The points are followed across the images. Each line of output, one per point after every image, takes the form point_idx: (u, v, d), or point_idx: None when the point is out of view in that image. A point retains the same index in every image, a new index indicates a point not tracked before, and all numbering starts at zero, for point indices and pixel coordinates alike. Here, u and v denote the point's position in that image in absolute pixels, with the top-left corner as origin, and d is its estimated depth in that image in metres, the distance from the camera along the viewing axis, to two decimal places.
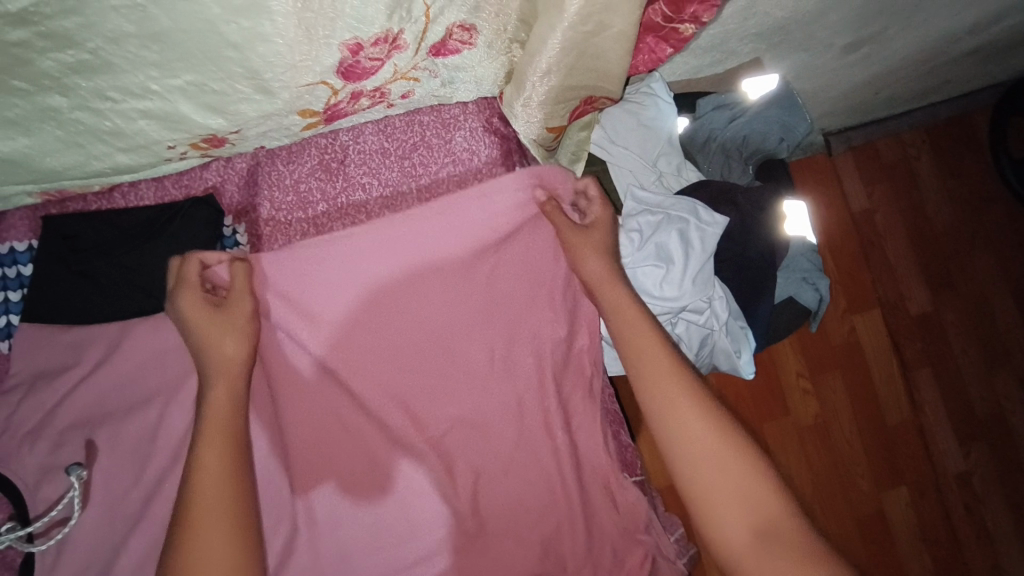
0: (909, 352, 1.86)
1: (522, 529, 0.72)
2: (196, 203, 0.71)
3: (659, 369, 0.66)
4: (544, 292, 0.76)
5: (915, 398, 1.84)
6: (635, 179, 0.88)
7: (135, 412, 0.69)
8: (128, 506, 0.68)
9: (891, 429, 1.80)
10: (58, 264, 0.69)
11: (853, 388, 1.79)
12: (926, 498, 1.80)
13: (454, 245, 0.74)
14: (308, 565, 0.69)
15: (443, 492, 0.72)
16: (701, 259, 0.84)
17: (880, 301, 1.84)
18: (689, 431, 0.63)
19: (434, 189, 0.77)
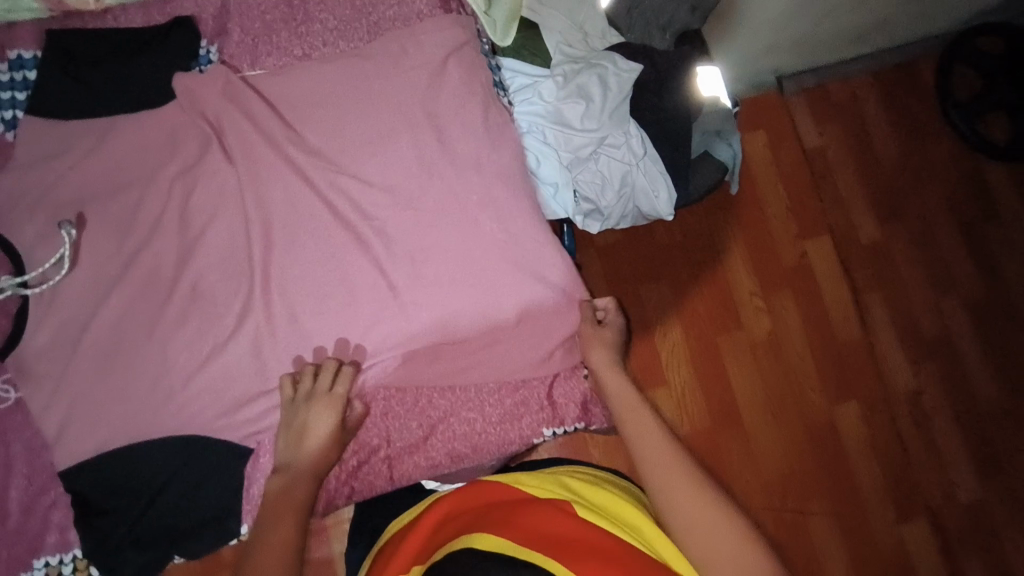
0: (860, 277, 1.97)
1: (449, 303, 0.84)
2: (178, 25, 0.85)
3: (607, 361, 0.91)
4: (474, 111, 0.89)
5: (865, 319, 1.94)
6: (562, 38, 1.02)
7: (119, 192, 0.82)
8: (110, 269, 0.80)
9: (841, 346, 1.90)
10: (56, 68, 0.82)
11: (804, 307, 1.89)
12: (877, 412, 1.90)
13: (395, 66, 0.88)
14: (258, 323, 0.82)
15: (380, 273, 0.84)
16: (617, 98, 0.97)
17: (830, 227, 1.96)
18: (649, 442, 0.84)
19: (380, 25, 0.90)
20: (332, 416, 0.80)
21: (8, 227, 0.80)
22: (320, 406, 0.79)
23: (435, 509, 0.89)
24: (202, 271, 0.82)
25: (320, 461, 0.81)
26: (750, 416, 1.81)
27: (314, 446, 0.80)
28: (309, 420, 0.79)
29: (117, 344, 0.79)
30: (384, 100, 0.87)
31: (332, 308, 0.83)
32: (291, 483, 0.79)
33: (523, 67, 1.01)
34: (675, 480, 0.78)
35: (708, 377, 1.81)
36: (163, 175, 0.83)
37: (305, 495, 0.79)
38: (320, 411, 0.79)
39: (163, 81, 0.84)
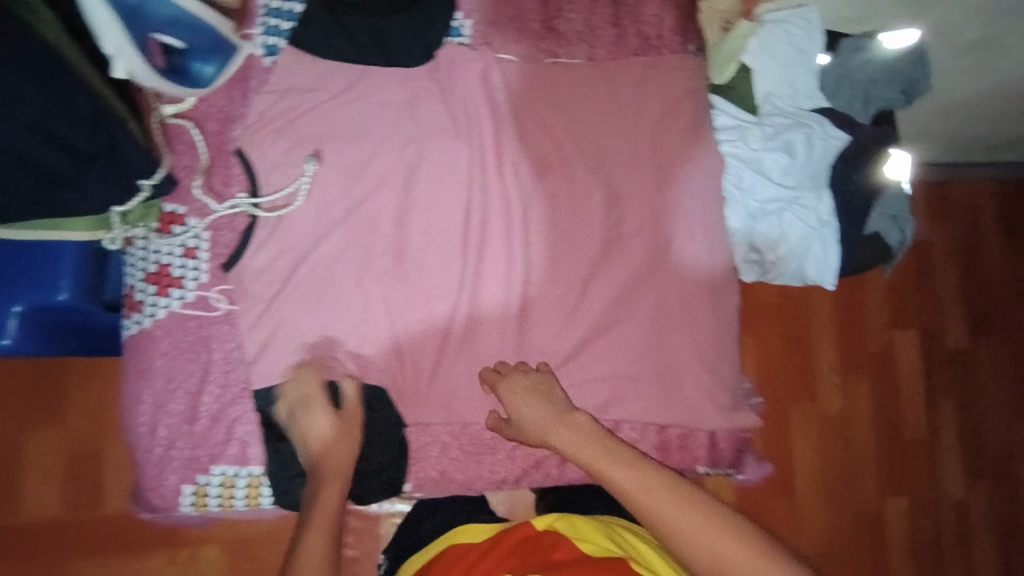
0: (938, 379, 1.96)
1: (625, 321, 0.91)
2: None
3: (546, 414, 0.79)
4: (694, 150, 0.92)
5: (934, 421, 1.93)
6: (774, 90, 1.03)
7: (355, 141, 0.85)
8: (337, 214, 0.84)
9: (906, 443, 1.90)
10: (324, 10, 0.85)
11: (880, 395, 1.89)
12: (925, 516, 1.89)
13: (629, 86, 0.91)
14: (456, 298, 0.85)
15: (576, 283, 0.90)
16: (819, 161, 1.00)
17: (920, 324, 1.96)
18: (651, 501, 0.68)
19: (624, 39, 0.92)
20: (332, 416, 0.76)
21: (248, 148, 0.82)
22: (315, 408, 0.77)
23: (502, 541, 0.82)
24: (415, 237, 0.85)
25: (336, 475, 0.73)
26: (804, 491, 1.82)
27: (326, 456, 0.74)
28: (312, 422, 0.76)
29: (326, 285, 0.82)
30: (612, 118, 0.91)
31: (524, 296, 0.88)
32: (313, 501, 0.71)
33: (730, 108, 1.02)
34: (701, 543, 0.65)
35: (772, 445, 1.82)
36: (398, 135, 0.86)
37: (332, 512, 0.71)
38: (322, 411, 0.76)
39: (420, 43, 0.87)
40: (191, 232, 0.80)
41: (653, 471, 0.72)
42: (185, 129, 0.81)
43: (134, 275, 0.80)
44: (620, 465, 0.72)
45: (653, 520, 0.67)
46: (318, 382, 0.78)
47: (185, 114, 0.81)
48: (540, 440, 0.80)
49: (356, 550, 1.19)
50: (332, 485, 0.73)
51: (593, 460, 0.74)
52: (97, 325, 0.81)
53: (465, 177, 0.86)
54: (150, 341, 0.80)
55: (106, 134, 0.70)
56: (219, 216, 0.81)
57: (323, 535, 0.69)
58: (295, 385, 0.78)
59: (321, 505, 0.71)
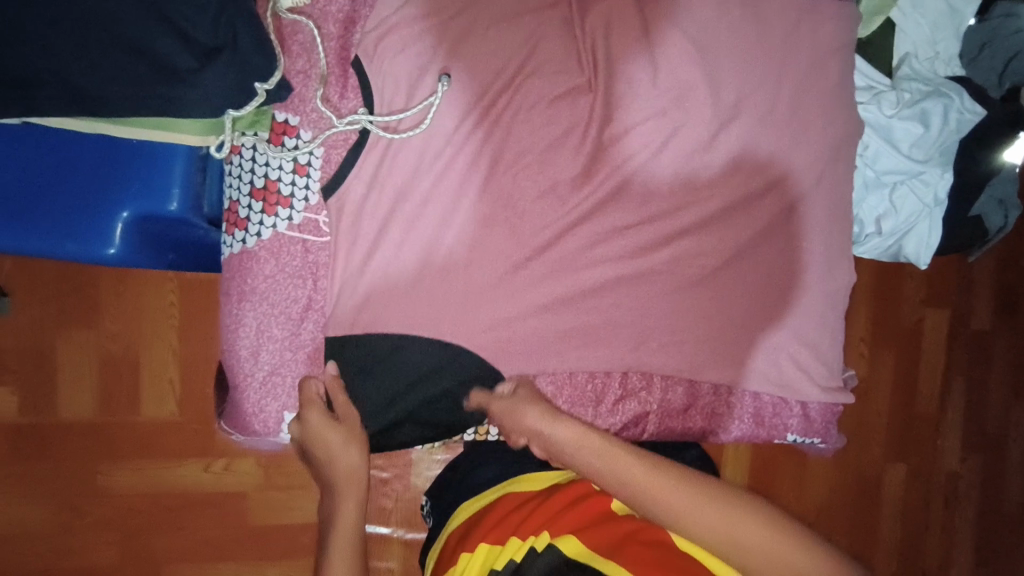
0: (956, 359, 1.80)
1: (731, 284, 0.85)
2: None
3: (541, 416, 0.73)
4: (839, 111, 0.84)
5: (945, 397, 1.81)
6: (913, 50, 0.97)
7: (481, 59, 0.74)
8: (461, 148, 0.74)
9: (910, 415, 1.79)
10: None
11: (901, 369, 1.77)
12: (918, 484, 1.83)
13: (783, 28, 0.82)
14: (570, 247, 0.79)
15: (691, 242, 0.83)
16: (952, 135, 0.94)
17: (954, 304, 1.77)
18: (666, 497, 0.63)
19: None
20: (357, 459, 0.75)
21: (369, 57, 0.72)
22: (329, 435, 0.74)
23: (552, 500, 0.72)
24: (534, 180, 0.77)
25: (352, 513, 0.76)
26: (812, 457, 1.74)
27: (342, 502, 0.76)
28: (337, 465, 0.75)
29: (435, 221, 0.75)
30: (756, 64, 0.81)
31: (636, 252, 0.81)
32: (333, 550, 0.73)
33: (865, 66, 0.96)
34: (717, 536, 0.61)
35: None
36: (527, 59, 0.76)
37: (353, 546, 0.74)
38: (344, 452, 0.74)
39: None
40: (304, 148, 0.71)
41: (664, 468, 0.66)
42: (297, 27, 0.71)
43: (238, 191, 0.71)
44: (621, 465, 0.67)
45: (672, 517, 0.63)
46: (324, 420, 0.74)
47: (301, 9, 0.71)
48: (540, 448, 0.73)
49: (390, 472, 1.15)
50: (341, 524, 0.75)
51: (590, 469, 0.68)
52: (191, 242, 0.73)
53: (593, 114, 0.78)
54: (254, 262, 0.72)
55: (228, 26, 0.62)
56: (335, 132, 0.72)
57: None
58: (318, 430, 0.74)
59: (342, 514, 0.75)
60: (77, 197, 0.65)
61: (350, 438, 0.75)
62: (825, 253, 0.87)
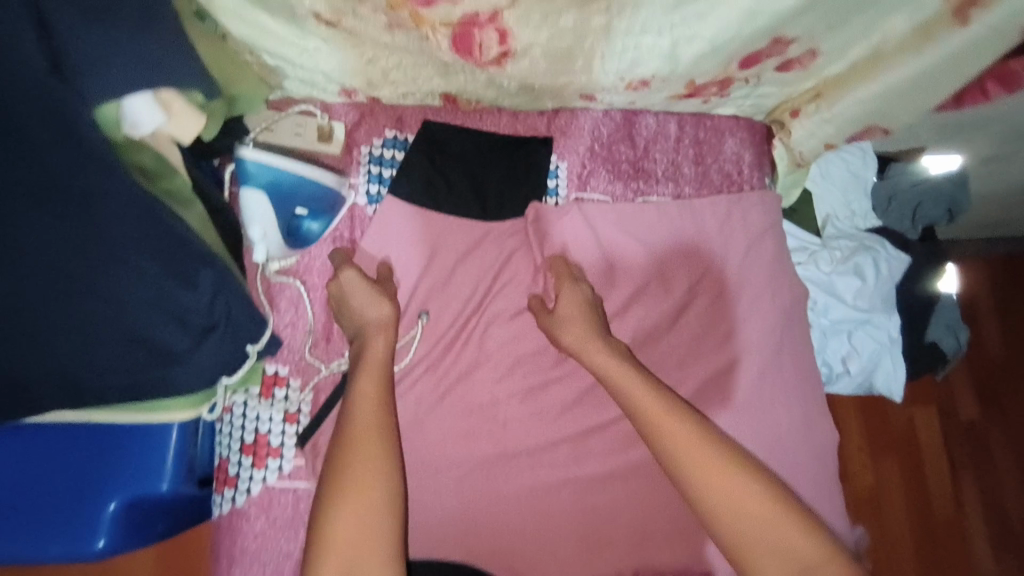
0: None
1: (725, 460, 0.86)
2: (535, 145, 0.87)
3: (584, 329, 0.77)
4: (784, 285, 0.92)
5: None
6: (833, 212, 1.10)
7: (455, 293, 0.83)
8: (445, 372, 0.81)
9: None
10: (418, 160, 0.83)
11: None
12: None
13: (718, 222, 0.92)
14: (560, 451, 0.81)
15: None
16: (887, 283, 1.03)
17: None
18: (685, 451, 0.68)
19: (705, 175, 0.96)
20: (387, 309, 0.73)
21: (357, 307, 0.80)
22: (352, 301, 0.74)
23: None
24: (514, 390, 0.82)
25: (369, 418, 0.67)
26: None
27: (360, 395, 0.69)
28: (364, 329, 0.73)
29: (427, 450, 0.79)
30: (699, 255, 0.91)
31: (625, 444, 0.82)
32: (353, 458, 0.65)
33: (797, 230, 1.08)
34: (709, 493, 0.67)
35: None
36: (495, 287, 0.83)
37: (383, 466, 0.65)
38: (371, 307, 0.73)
39: (508, 195, 0.86)
40: (294, 397, 0.75)
41: (684, 411, 0.71)
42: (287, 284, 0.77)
43: (227, 446, 0.73)
44: (648, 398, 0.71)
45: (684, 472, 0.67)
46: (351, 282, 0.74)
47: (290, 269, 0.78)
48: (576, 350, 0.77)
49: None
50: (369, 422, 0.67)
51: (622, 378, 0.73)
52: (184, 508, 0.71)
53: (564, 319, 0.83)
54: (244, 521, 0.72)
55: (223, 306, 0.66)
56: (319, 379, 0.76)
57: (372, 500, 0.62)
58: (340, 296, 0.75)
59: (356, 468, 0.64)
60: (70, 491, 0.64)
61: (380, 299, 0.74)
62: (803, 417, 0.90)
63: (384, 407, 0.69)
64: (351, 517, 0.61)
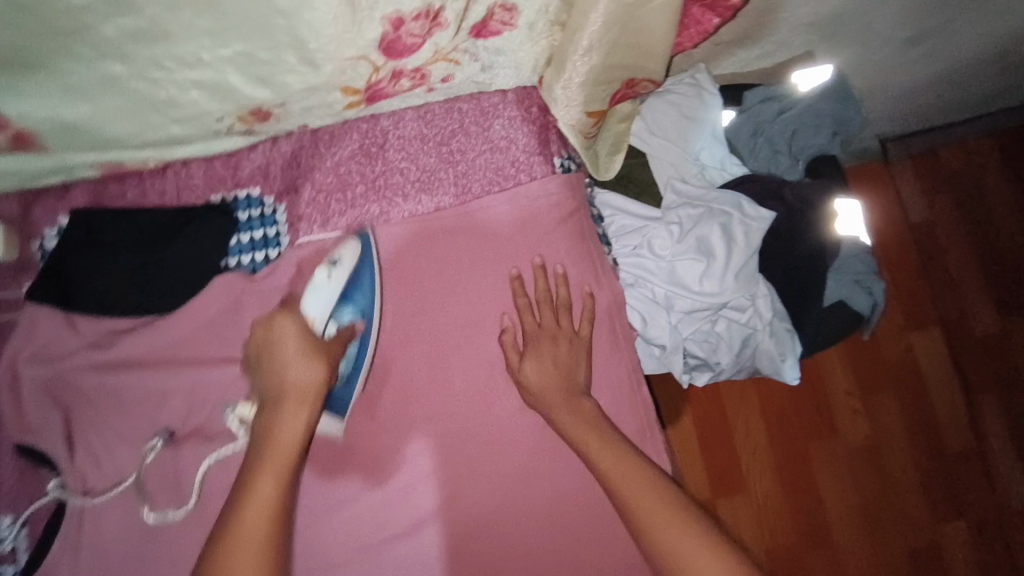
0: (974, 374, 1.44)
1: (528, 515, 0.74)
2: (213, 210, 0.73)
3: (556, 396, 0.71)
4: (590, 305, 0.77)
5: (979, 424, 1.42)
6: (676, 172, 0.86)
7: (170, 391, 0.72)
8: (176, 485, 0.70)
9: (948, 460, 1.41)
10: (76, 255, 0.71)
11: (907, 412, 1.42)
12: (994, 541, 1.39)
13: (490, 236, 0.77)
14: (321, 542, 0.72)
15: (459, 489, 0.74)
16: (744, 254, 0.81)
17: (940, 318, 1.45)
18: (608, 458, 0.65)
19: (471, 175, 0.77)
20: (322, 373, 0.64)
21: (69, 430, 0.71)
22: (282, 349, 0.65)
23: None
24: None
25: (295, 432, 0.60)
26: (844, 545, 1.36)
27: (281, 416, 0.61)
28: (287, 378, 0.63)
29: None
30: (467, 282, 0.76)
31: (394, 513, 0.73)
32: (262, 466, 0.57)
33: (629, 206, 0.86)
34: (647, 504, 0.60)
35: (795, 492, 1.38)
36: (218, 368, 0.72)
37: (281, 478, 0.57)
38: (304, 363, 0.63)
39: (191, 272, 0.72)
40: (6, 536, 0.70)
41: (644, 467, 0.64)
42: None
43: None
44: (567, 410, 0.69)
45: (614, 485, 0.63)
46: (299, 327, 0.66)
47: None
48: (537, 400, 0.71)
49: None
50: (276, 438, 0.59)
51: (570, 421, 0.69)
52: None
53: (294, 429, 0.60)
54: None
55: None
56: (34, 509, 0.71)
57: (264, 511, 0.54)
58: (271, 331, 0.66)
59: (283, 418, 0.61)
60: None
61: (326, 351, 0.66)
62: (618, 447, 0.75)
63: (308, 423, 0.61)
64: (243, 533, 0.53)
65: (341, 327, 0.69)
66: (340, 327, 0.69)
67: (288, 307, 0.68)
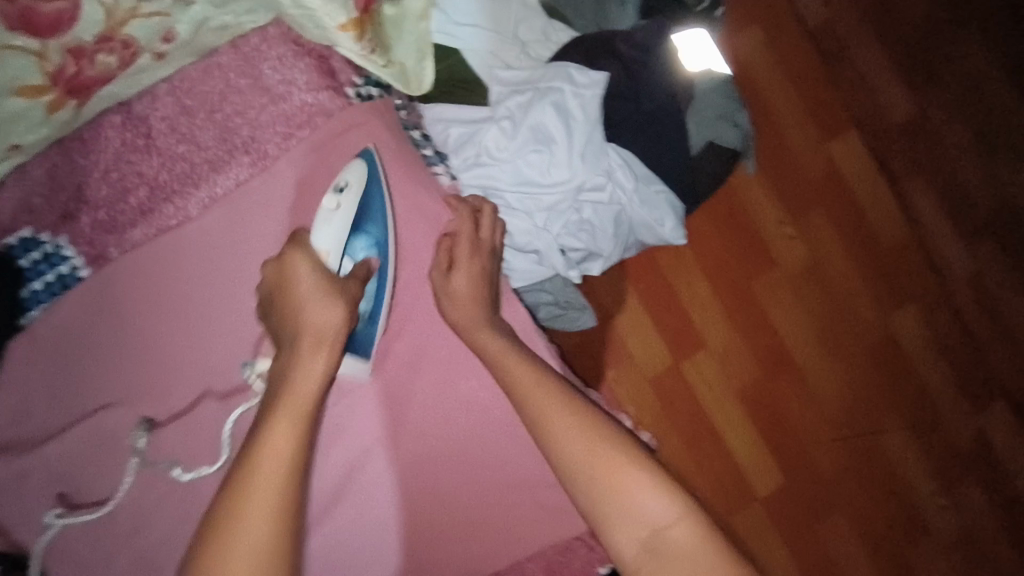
0: (896, 159, 1.34)
1: (435, 466, 0.71)
2: None
3: (473, 314, 0.68)
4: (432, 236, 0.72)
5: (908, 207, 1.34)
6: (497, 60, 0.78)
7: (23, 467, 0.65)
8: (62, 558, 0.66)
9: (886, 253, 1.33)
10: None
11: (841, 221, 1.33)
12: (944, 315, 1.34)
13: (307, 197, 0.69)
14: None
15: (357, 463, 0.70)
16: (586, 129, 0.75)
17: (850, 114, 1.34)
18: (532, 392, 0.63)
19: (260, 136, 0.68)
20: (341, 314, 0.56)
21: None
22: (300, 278, 0.57)
23: None
24: (157, 533, 0.67)
25: (321, 305, 0.56)
26: (813, 367, 1.31)
27: (298, 360, 0.53)
28: (306, 318, 0.55)
29: None
30: None
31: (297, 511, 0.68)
32: (275, 414, 0.50)
33: (457, 112, 0.77)
34: (578, 444, 0.59)
35: (751, 329, 1.29)
36: (65, 424, 0.67)
37: (301, 427, 0.49)
38: (321, 301, 0.56)
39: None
40: None
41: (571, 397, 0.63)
42: None
43: None
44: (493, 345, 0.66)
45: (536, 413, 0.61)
46: (313, 266, 0.58)
47: None
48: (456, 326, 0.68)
49: None
50: (310, 335, 0.55)
51: (503, 358, 0.65)
52: None
53: (326, 315, 0.56)
54: None
55: None
56: None
57: (289, 423, 0.49)
58: (282, 273, 0.58)
59: (298, 360, 0.53)
60: None
61: (345, 291, 0.58)
62: None
63: (330, 367, 0.54)
64: (257, 483, 0.46)
65: (355, 264, 0.64)
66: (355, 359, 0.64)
67: (294, 242, 0.60)
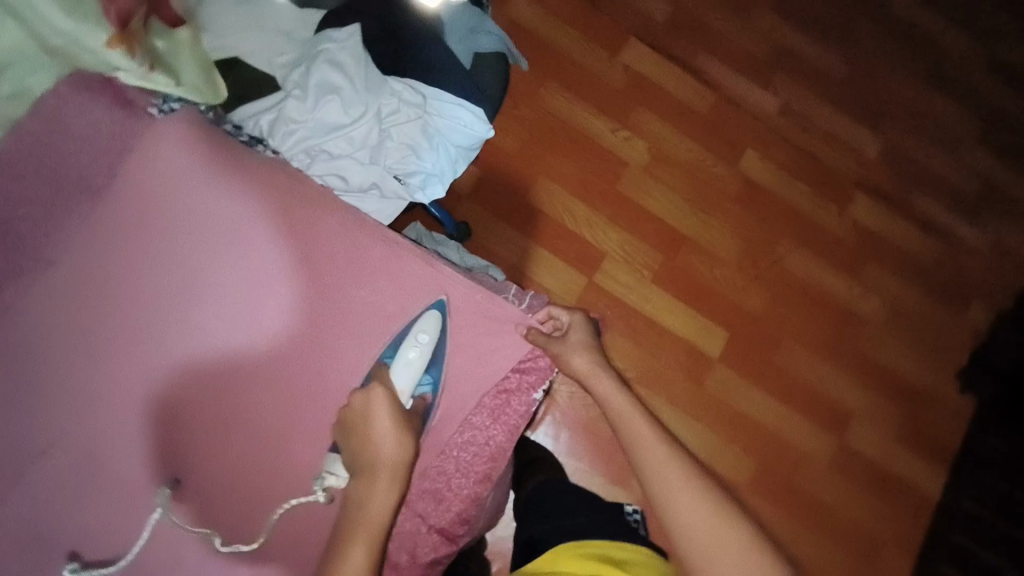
0: (678, 45, 1.46)
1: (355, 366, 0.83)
2: None
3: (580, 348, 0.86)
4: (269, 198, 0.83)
5: (705, 76, 1.46)
6: (273, 53, 0.94)
7: None
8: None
9: (706, 122, 1.43)
10: None
11: (665, 112, 1.42)
12: (781, 150, 1.45)
13: (148, 205, 0.81)
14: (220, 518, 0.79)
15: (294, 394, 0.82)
16: (361, 70, 0.91)
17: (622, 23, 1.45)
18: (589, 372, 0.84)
19: (88, 173, 0.80)
20: (410, 450, 0.73)
21: None
22: (379, 416, 0.74)
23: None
24: (136, 528, 0.76)
25: (399, 451, 0.72)
26: (690, 233, 1.38)
27: (376, 489, 0.69)
28: (380, 450, 0.72)
29: None
30: (160, 255, 0.81)
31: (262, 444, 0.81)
32: (356, 533, 0.66)
33: (259, 103, 0.92)
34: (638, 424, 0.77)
35: (630, 221, 1.36)
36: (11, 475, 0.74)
37: (371, 543, 0.65)
38: (394, 437, 0.73)
39: None
40: None
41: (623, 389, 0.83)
42: None
43: None
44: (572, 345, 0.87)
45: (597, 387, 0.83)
46: (391, 401, 0.76)
47: None
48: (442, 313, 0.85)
49: None
50: (388, 463, 0.71)
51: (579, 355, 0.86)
52: None
53: (399, 451, 0.72)
54: None
55: None
56: None
57: (369, 531, 0.66)
58: (366, 406, 0.76)
59: (377, 492, 0.69)
60: None
61: (409, 427, 0.75)
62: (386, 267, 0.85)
63: (397, 498, 0.69)
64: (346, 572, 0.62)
65: (415, 401, 0.81)
66: (416, 399, 0.81)
67: (379, 380, 0.78)
